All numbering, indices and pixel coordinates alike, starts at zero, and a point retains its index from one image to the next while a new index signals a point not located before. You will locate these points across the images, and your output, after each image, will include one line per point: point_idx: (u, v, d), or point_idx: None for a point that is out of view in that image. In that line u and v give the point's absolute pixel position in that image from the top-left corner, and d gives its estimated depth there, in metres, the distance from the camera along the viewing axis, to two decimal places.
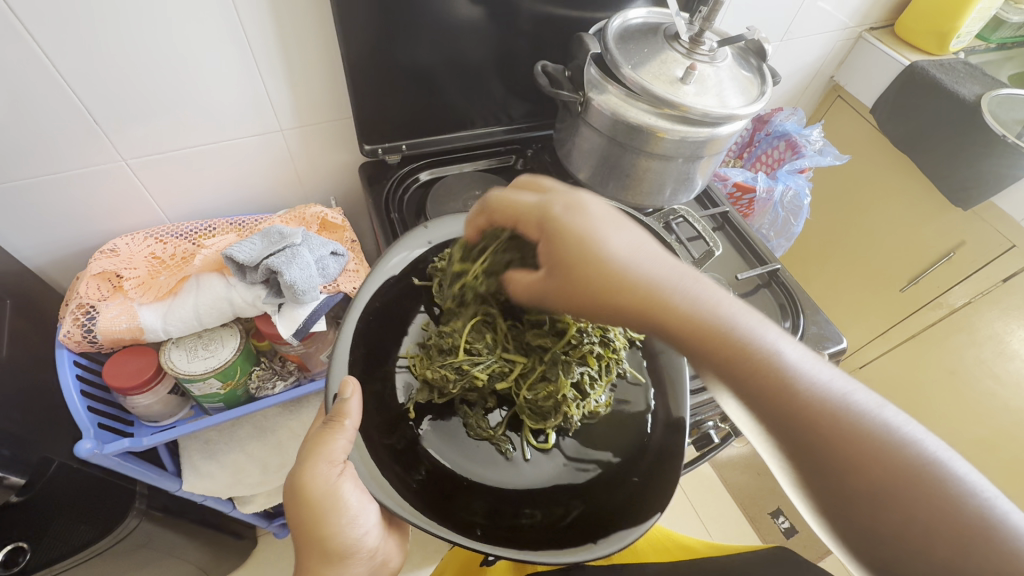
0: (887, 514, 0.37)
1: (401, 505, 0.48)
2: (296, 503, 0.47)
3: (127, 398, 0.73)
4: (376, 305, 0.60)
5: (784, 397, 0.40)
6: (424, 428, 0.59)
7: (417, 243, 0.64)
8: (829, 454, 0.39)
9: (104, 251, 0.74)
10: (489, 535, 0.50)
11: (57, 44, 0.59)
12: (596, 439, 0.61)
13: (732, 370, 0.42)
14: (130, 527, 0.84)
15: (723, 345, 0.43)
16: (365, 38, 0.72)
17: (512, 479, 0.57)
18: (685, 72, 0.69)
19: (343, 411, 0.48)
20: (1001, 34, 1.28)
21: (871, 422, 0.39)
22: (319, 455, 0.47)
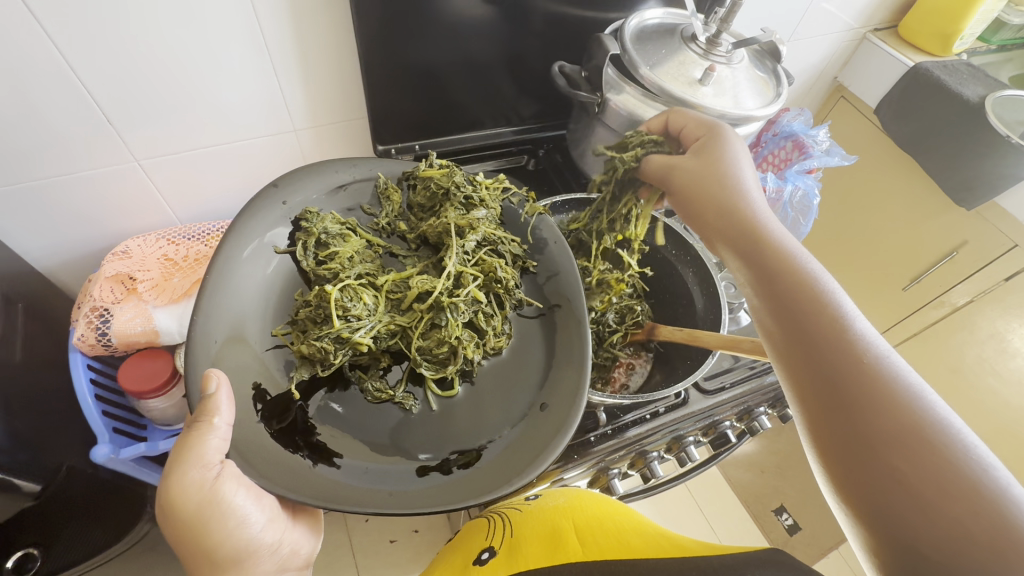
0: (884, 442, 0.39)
1: (296, 489, 0.47)
2: (175, 518, 0.45)
3: (142, 402, 0.72)
4: (234, 276, 0.56)
5: (821, 331, 0.46)
6: (309, 406, 0.56)
7: (270, 208, 0.62)
8: (845, 377, 0.42)
9: (116, 253, 0.72)
10: (398, 494, 0.50)
11: (77, 44, 0.58)
12: (496, 374, 0.64)
13: (785, 299, 0.49)
14: (141, 532, 0.86)
15: (789, 275, 0.51)
16: (380, 39, 0.72)
17: (412, 430, 0.58)
18: (703, 73, 0.69)
19: (210, 409, 0.45)
20: (1003, 36, 1.30)
21: (882, 363, 0.42)
22: (189, 460, 0.44)
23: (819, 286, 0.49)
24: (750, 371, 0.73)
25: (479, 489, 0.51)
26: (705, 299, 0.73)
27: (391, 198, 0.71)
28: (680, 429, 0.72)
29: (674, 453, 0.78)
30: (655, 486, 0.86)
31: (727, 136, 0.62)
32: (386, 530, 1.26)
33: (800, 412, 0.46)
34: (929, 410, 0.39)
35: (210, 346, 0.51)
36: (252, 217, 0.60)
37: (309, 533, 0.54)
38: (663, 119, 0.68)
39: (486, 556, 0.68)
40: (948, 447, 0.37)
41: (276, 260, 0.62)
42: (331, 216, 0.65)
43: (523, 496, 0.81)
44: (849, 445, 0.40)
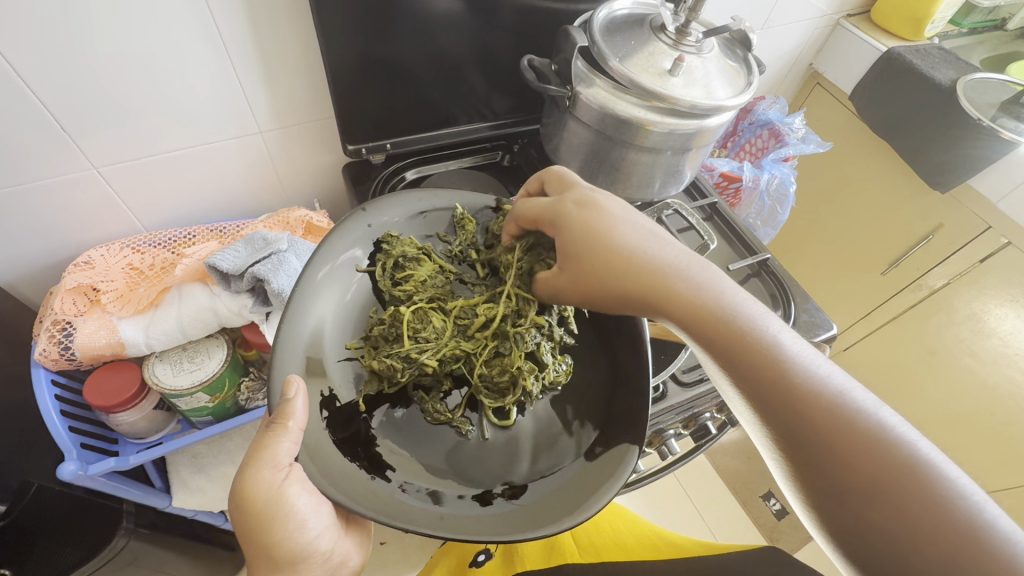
0: (870, 500, 0.36)
1: (358, 500, 0.45)
2: (239, 515, 0.43)
3: (111, 416, 0.71)
4: (318, 294, 0.57)
5: (779, 378, 0.41)
6: (375, 421, 0.55)
7: (356, 228, 0.63)
8: (811, 437, 0.39)
9: (78, 264, 0.71)
10: (448, 518, 0.48)
11: (20, 46, 0.56)
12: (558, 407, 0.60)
13: (728, 346, 0.44)
14: (117, 548, 0.79)
15: (724, 327, 0.44)
16: (343, 36, 0.70)
17: (475, 457, 0.55)
18: (673, 64, 0.68)
19: (286, 412, 0.45)
20: (972, 19, 1.30)
21: (839, 404, 0.39)
22: (261, 460, 0.43)
23: (750, 319, 0.44)
24: None
25: (535, 524, 0.47)
26: None
27: (466, 228, 0.69)
28: (662, 423, 0.72)
29: (656, 446, 0.79)
30: (640, 479, 0.86)
31: (583, 211, 0.53)
32: (376, 532, 1.25)
33: (778, 461, 0.42)
34: (897, 440, 0.37)
35: (297, 359, 0.52)
36: (339, 234, 0.61)
37: (359, 545, 0.50)
38: (539, 183, 0.61)
39: (481, 558, 0.69)
40: (939, 486, 0.35)
41: (359, 278, 0.63)
42: (411, 241, 0.67)
43: None
44: (833, 501, 0.38)
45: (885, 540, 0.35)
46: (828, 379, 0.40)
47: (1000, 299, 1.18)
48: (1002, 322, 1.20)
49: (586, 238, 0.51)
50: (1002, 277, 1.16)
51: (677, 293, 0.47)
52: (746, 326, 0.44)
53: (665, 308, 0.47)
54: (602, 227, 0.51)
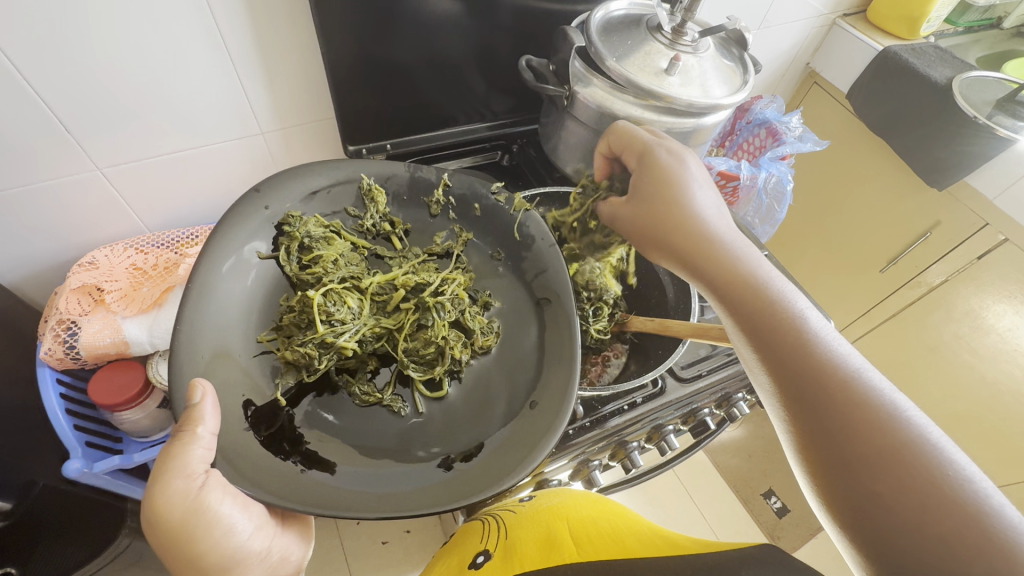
0: (874, 467, 0.39)
1: (286, 496, 0.46)
2: (154, 534, 0.42)
3: (115, 414, 0.72)
4: (206, 289, 0.54)
5: (794, 344, 0.47)
6: (298, 411, 0.56)
7: (252, 214, 0.60)
8: (819, 394, 0.43)
9: (82, 264, 0.70)
10: (391, 496, 0.50)
11: (26, 49, 0.57)
12: (486, 370, 0.64)
13: (754, 311, 0.51)
14: (121, 547, 0.85)
15: (757, 296, 0.51)
16: (344, 38, 0.71)
17: (405, 429, 0.58)
18: (669, 63, 0.69)
19: (194, 418, 0.44)
20: (969, 17, 1.31)
21: (855, 376, 0.43)
22: (171, 471, 0.42)
23: (780, 295, 0.51)
24: (727, 358, 0.73)
25: (500, 476, 0.51)
26: (675, 288, 0.75)
27: (374, 199, 0.69)
28: (660, 418, 0.72)
29: (655, 442, 0.79)
30: (639, 475, 0.87)
31: (665, 158, 0.59)
32: (377, 532, 1.26)
33: (785, 424, 0.46)
34: (910, 422, 0.40)
35: (197, 359, 0.50)
36: (234, 227, 0.59)
37: (300, 539, 0.51)
38: (607, 142, 0.66)
39: (481, 559, 0.65)
40: (935, 465, 0.38)
41: (259, 267, 0.61)
42: (314, 220, 0.65)
43: (516, 497, 0.77)
44: (837, 471, 0.41)
45: (883, 509, 0.38)
46: (847, 359, 0.45)
47: (998, 296, 1.19)
48: (1000, 319, 1.20)
49: (661, 181, 0.58)
50: (1001, 273, 1.17)
51: (722, 274, 0.54)
52: (779, 303, 0.50)
53: (704, 270, 0.55)
54: (677, 181, 0.58)
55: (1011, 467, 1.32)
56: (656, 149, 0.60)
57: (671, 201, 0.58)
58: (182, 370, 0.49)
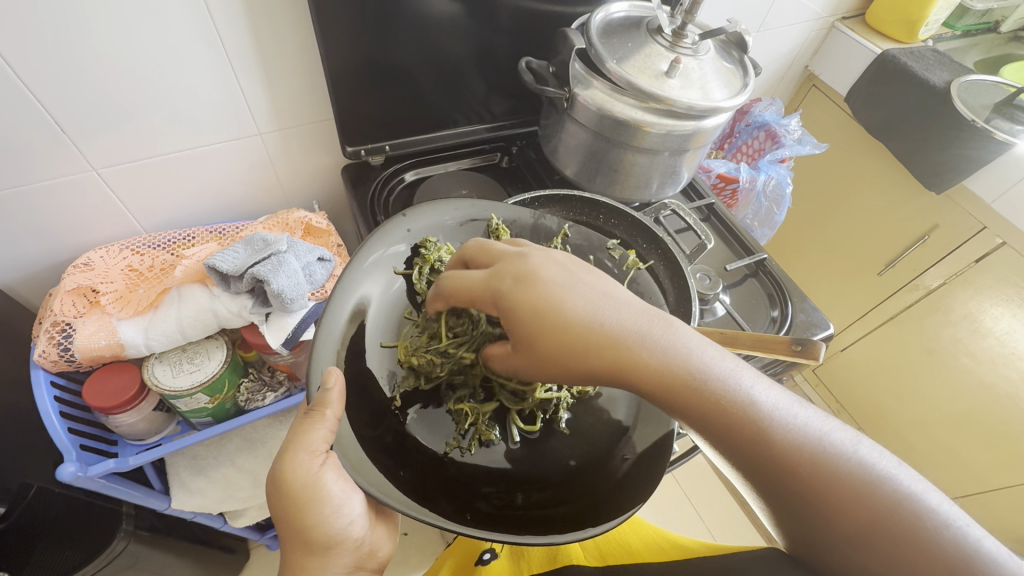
0: (863, 550, 0.35)
1: (381, 489, 0.44)
2: (277, 490, 0.45)
3: (110, 417, 0.71)
4: (344, 296, 0.54)
5: (756, 443, 0.38)
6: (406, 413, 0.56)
7: (393, 232, 0.59)
8: (792, 499, 0.37)
9: (77, 265, 0.72)
10: (478, 522, 0.46)
11: (21, 47, 0.56)
12: (584, 418, 0.59)
13: (693, 414, 0.40)
14: (117, 550, 0.80)
15: (692, 400, 0.40)
16: (343, 39, 0.70)
17: (500, 463, 0.55)
18: (670, 65, 0.69)
19: (325, 402, 0.44)
20: (966, 21, 1.32)
21: (823, 450, 0.37)
22: (299, 445, 0.44)
23: (716, 380, 0.40)
24: None
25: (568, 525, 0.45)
26: (676, 292, 0.72)
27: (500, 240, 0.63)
28: None
29: None
30: None
31: (542, 284, 0.44)
32: None
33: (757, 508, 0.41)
34: (885, 484, 0.35)
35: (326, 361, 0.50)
36: (375, 239, 0.58)
37: (389, 534, 0.50)
38: (441, 296, 0.51)
39: (487, 556, 0.68)
40: (919, 521, 0.34)
41: (393, 280, 0.60)
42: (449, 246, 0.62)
43: None
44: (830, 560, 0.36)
45: None
46: (803, 429, 0.38)
47: (996, 299, 1.19)
48: (998, 322, 1.20)
49: (543, 300, 0.44)
50: (999, 277, 1.17)
51: (644, 369, 0.41)
52: (718, 394, 0.39)
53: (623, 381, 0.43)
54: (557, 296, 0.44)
55: (1006, 470, 1.33)
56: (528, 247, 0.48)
57: (558, 316, 0.43)
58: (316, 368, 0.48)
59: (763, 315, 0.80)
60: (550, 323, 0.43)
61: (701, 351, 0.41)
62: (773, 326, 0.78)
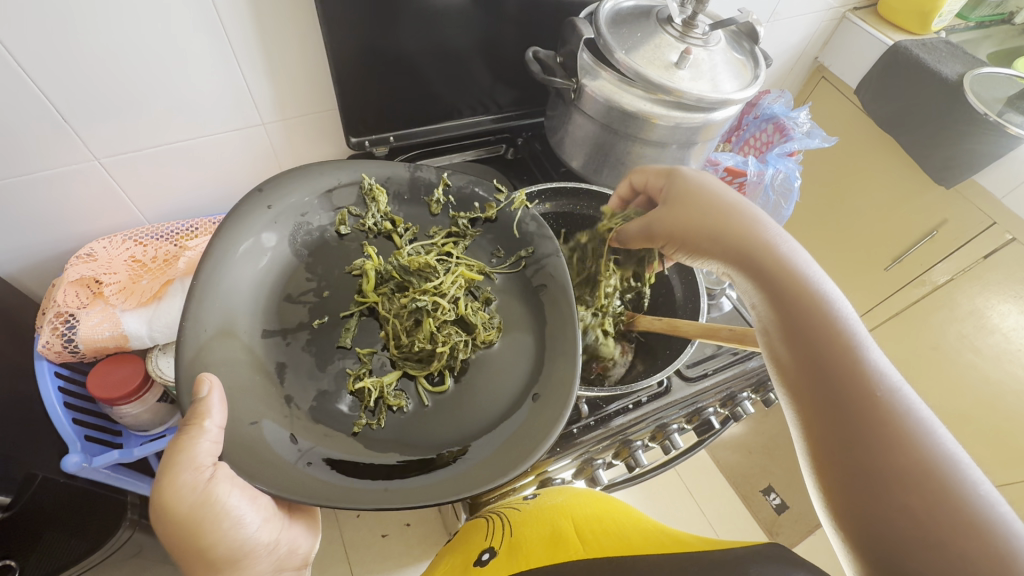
0: (896, 472, 0.37)
1: (286, 487, 0.45)
2: (162, 521, 0.42)
3: (114, 408, 0.71)
4: (209, 283, 0.53)
5: (840, 349, 0.43)
6: (302, 405, 0.54)
7: (255, 213, 0.59)
8: (848, 401, 0.41)
9: (79, 256, 0.69)
10: (394, 491, 0.47)
11: (25, 38, 0.55)
12: (489, 362, 0.62)
13: (791, 305, 0.48)
14: (121, 539, 0.87)
15: (800, 294, 0.47)
16: (348, 30, 0.69)
17: (405, 429, 0.56)
18: (679, 56, 0.68)
19: (201, 412, 0.44)
20: (981, 12, 1.29)
21: (898, 395, 0.40)
22: (179, 464, 0.42)
23: (826, 297, 0.47)
24: (733, 358, 0.73)
25: (484, 480, 0.48)
26: (684, 287, 0.73)
27: (376, 199, 0.67)
28: (665, 417, 0.72)
29: (658, 440, 0.79)
30: (643, 473, 0.87)
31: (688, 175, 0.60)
32: (377, 525, 1.26)
33: (797, 413, 0.45)
34: (941, 444, 0.37)
35: (197, 341, 0.50)
36: (236, 224, 0.57)
37: (307, 531, 0.51)
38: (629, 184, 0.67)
39: (485, 556, 0.64)
40: (956, 485, 0.36)
41: (269, 257, 0.60)
42: (339, 221, 0.65)
43: (520, 495, 0.76)
44: (850, 465, 0.39)
45: (893, 510, 0.36)
46: (887, 371, 0.42)
47: (1004, 295, 1.18)
48: (1005, 318, 1.20)
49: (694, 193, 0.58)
50: (1007, 273, 1.16)
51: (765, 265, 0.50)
52: (823, 299, 0.47)
53: (747, 264, 0.52)
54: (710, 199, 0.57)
55: (1009, 467, 1.33)
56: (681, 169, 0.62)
57: (702, 226, 0.55)
58: (188, 371, 0.48)
59: None
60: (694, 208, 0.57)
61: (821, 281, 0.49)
62: None
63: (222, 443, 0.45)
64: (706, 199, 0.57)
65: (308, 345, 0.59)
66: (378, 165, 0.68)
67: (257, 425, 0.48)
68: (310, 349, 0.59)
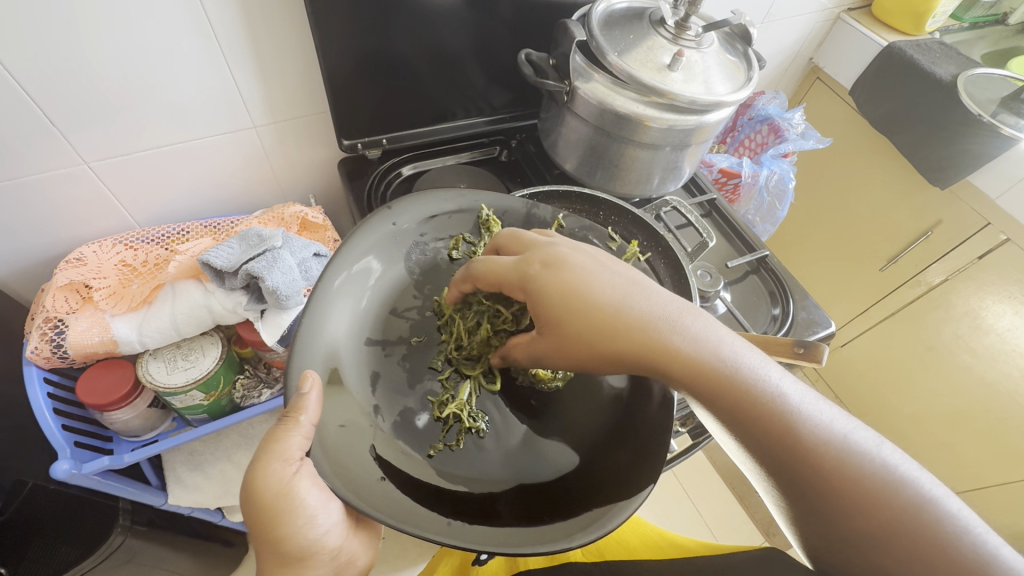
0: (889, 554, 0.35)
1: (359, 494, 0.43)
2: (247, 501, 0.44)
3: (104, 414, 0.70)
4: (326, 290, 0.54)
5: (784, 438, 0.39)
6: (387, 419, 0.52)
7: (379, 226, 0.60)
8: (818, 494, 0.37)
9: (69, 261, 0.71)
10: (457, 527, 0.44)
11: (12, 43, 0.55)
12: (578, 396, 0.58)
13: (709, 398, 0.41)
14: (114, 545, 0.82)
15: (717, 388, 0.41)
16: (340, 32, 0.69)
17: (488, 469, 0.52)
18: (672, 58, 0.67)
19: (300, 406, 0.44)
20: (974, 13, 1.30)
21: (854, 458, 0.37)
22: (272, 453, 0.44)
23: (743, 372, 0.41)
24: None
25: (554, 536, 0.44)
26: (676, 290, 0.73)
27: (491, 231, 0.64)
28: None
29: None
30: None
31: (572, 265, 0.47)
32: None
33: (776, 502, 0.41)
34: (907, 484, 0.36)
35: (317, 345, 0.50)
36: (358, 233, 0.58)
37: (370, 543, 0.50)
38: (470, 278, 0.54)
39: (484, 556, 0.65)
40: (940, 530, 0.34)
41: (382, 271, 0.60)
42: (455, 244, 0.65)
43: None
44: (849, 549, 0.36)
45: None
46: (827, 428, 0.39)
47: (998, 296, 1.19)
48: (1000, 319, 1.20)
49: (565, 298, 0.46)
50: (1001, 273, 1.16)
51: (665, 338, 0.43)
52: (741, 382, 0.41)
53: (649, 368, 0.44)
54: (584, 284, 0.46)
55: (1004, 467, 1.33)
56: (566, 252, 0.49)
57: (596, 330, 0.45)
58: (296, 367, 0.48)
59: (764, 313, 0.78)
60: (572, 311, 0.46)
61: (730, 351, 0.42)
62: (775, 324, 0.76)
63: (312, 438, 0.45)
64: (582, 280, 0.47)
65: (404, 360, 0.59)
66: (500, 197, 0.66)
67: (344, 428, 0.48)
68: (404, 364, 0.58)
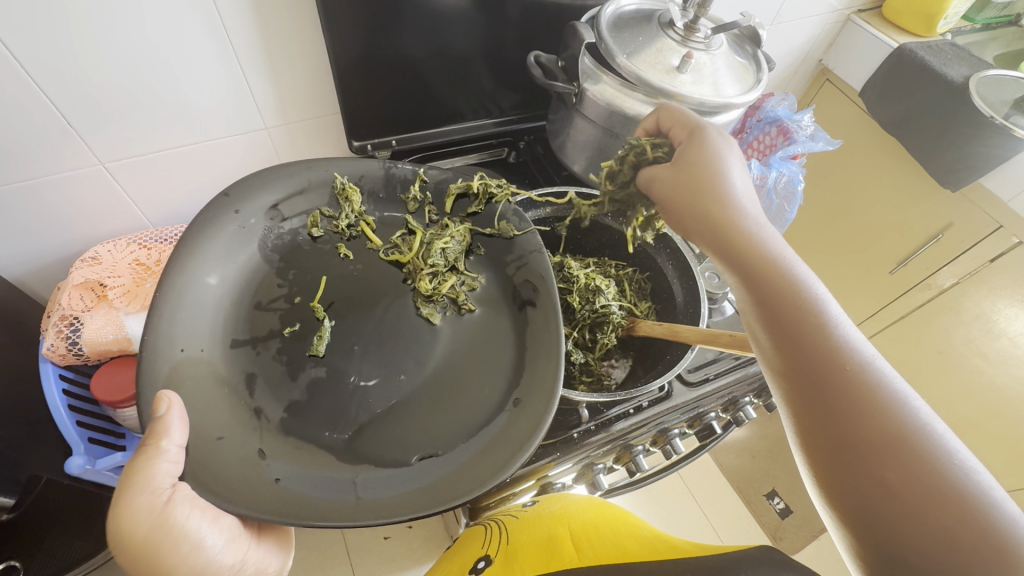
0: (873, 451, 0.37)
1: (252, 505, 0.44)
2: (120, 554, 0.39)
3: (118, 411, 0.72)
4: (166, 296, 0.53)
5: (811, 336, 0.43)
6: (272, 417, 0.53)
7: (220, 217, 0.59)
8: (831, 392, 0.40)
9: (85, 259, 0.70)
10: (367, 501, 0.47)
11: (33, 46, 0.56)
12: (482, 338, 0.63)
13: (762, 287, 0.47)
14: None
15: (772, 275, 0.47)
16: (351, 35, 0.70)
17: (385, 430, 0.54)
18: (681, 60, 0.67)
19: (158, 432, 0.43)
20: (986, 14, 1.29)
21: (872, 370, 0.40)
22: (135, 485, 0.40)
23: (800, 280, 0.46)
24: (735, 362, 0.73)
25: (456, 489, 0.48)
26: (685, 292, 0.73)
27: (349, 199, 0.66)
28: (666, 422, 0.72)
29: (661, 444, 0.79)
30: (645, 477, 0.87)
31: (710, 138, 0.55)
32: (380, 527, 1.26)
33: (786, 408, 0.44)
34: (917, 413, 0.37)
35: (164, 357, 0.50)
36: (199, 230, 0.58)
37: (277, 549, 0.49)
38: (656, 119, 0.62)
39: (481, 564, 0.64)
40: (935, 453, 0.35)
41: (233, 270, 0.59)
42: (316, 218, 0.65)
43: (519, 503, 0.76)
44: (837, 450, 0.38)
45: (888, 494, 0.35)
46: (857, 346, 0.42)
47: (1010, 300, 1.17)
48: (1012, 322, 1.19)
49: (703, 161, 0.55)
50: (1013, 276, 1.15)
51: (740, 250, 0.50)
52: (793, 282, 0.46)
53: (725, 251, 0.51)
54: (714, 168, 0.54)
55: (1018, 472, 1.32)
56: (709, 130, 0.57)
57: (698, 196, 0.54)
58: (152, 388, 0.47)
59: None
60: (699, 176, 0.54)
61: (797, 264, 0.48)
62: None
63: (182, 464, 0.44)
64: (711, 161, 0.54)
65: (279, 354, 0.57)
66: (352, 163, 0.68)
67: (222, 441, 0.48)
68: (280, 359, 0.57)
